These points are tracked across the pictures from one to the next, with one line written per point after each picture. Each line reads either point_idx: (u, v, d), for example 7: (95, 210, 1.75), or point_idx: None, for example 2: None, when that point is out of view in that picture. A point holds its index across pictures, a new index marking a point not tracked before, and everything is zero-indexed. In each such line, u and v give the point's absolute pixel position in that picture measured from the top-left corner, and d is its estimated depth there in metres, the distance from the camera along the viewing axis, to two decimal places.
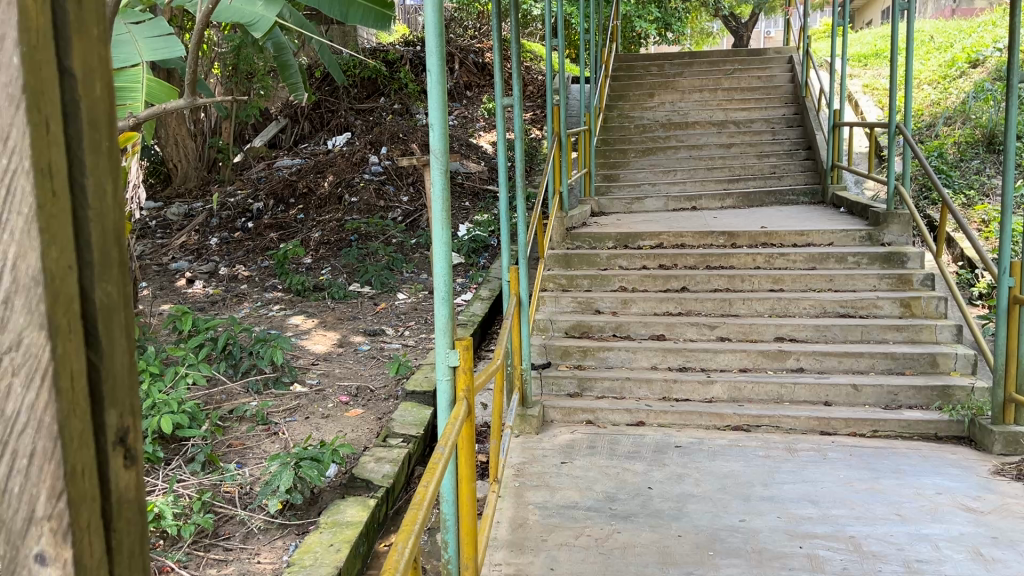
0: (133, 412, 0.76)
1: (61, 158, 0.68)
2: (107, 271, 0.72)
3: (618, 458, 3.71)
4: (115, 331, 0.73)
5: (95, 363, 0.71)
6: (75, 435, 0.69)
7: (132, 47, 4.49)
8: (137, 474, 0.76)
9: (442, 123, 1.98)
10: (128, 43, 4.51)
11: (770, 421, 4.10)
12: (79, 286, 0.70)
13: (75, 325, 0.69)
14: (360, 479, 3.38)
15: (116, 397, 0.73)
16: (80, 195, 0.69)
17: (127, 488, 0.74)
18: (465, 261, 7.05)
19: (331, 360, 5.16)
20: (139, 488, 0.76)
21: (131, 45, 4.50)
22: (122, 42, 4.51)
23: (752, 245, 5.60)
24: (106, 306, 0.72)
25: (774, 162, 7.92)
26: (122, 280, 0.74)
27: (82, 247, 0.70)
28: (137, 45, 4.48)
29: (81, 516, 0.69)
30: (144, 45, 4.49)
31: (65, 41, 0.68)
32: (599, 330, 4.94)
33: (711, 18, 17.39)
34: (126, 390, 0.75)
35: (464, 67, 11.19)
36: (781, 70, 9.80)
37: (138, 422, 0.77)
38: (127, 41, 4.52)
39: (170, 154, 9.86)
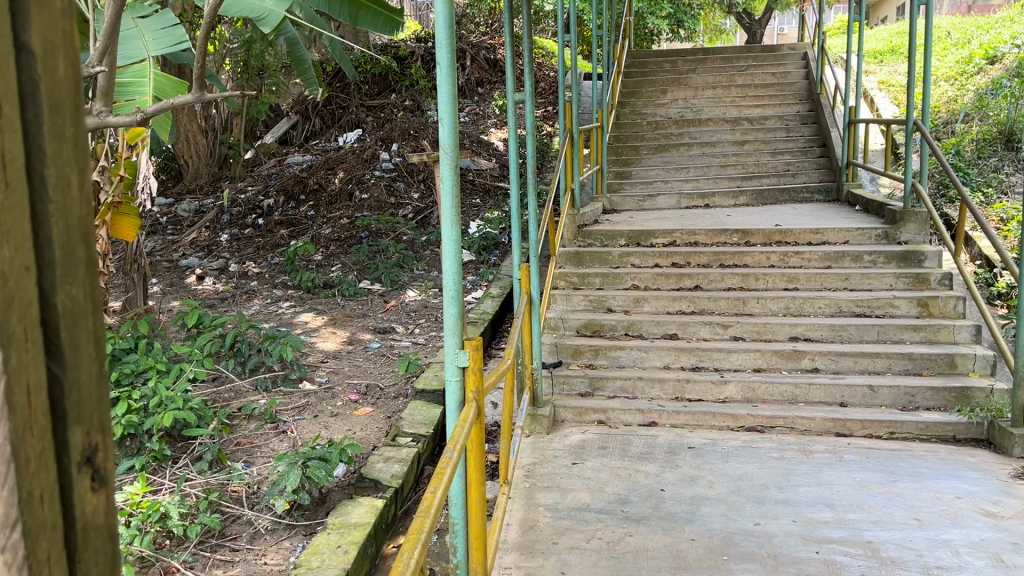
0: (99, 429, 0.72)
1: (17, 145, 0.63)
2: (71, 273, 0.68)
3: (629, 459, 3.66)
4: (80, 339, 0.69)
5: (57, 374, 0.67)
6: (32, 455, 0.64)
7: (140, 42, 4.51)
8: (103, 495, 0.72)
9: (451, 117, 1.93)
10: (135, 39, 4.53)
11: (784, 422, 4.03)
12: (39, 288, 0.65)
13: (31, 333, 0.64)
14: (368, 479, 3.34)
15: (81, 413, 0.69)
16: (40, 186, 0.65)
17: (94, 513, 0.70)
18: (476, 259, 7.01)
19: (340, 358, 5.13)
20: (105, 508, 0.73)
21: (138, 41, 4.52)
22: (129, 38, 4.53)
23: (766, 243, 5.52)
24: (70, 311, 0.67)
25: (788, 160, 7.83)
26: (87, 282, 0.70)
27: (42, 247, 0.65)
28: (144, 41, 4.51)
29: (40, 548, 0.64)
30: (151, 41, 4.50)
31: (23, 17, 0.63)
32: (611, 329, 4.88)
33: (725, 15, 17.30)
34: (91, 406, 0.71)
35: (476, 64, 11.15)
36: (795, 66, 9.71)
37: (105, 439, 0.73)
38: (135, 36, 4.54)
39: (181, 150, 9.87)
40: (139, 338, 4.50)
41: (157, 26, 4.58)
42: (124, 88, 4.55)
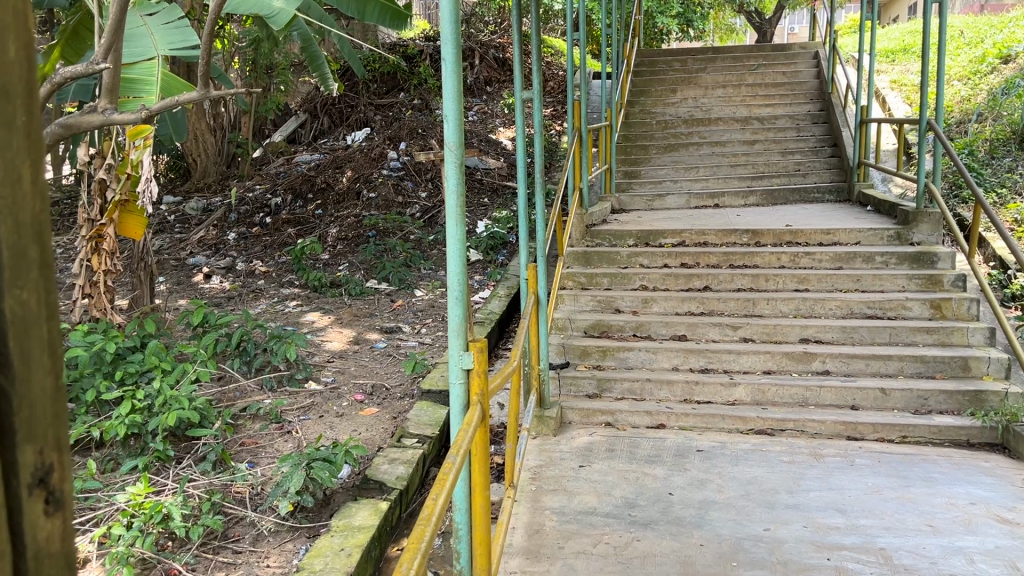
0: (59, 445, 0.62)
1: None
2: (18, 264, 0.57)
3: (637, 462, 3.62)
4: (30, 344, 0.58)
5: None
6: None
7: (148, 40, 4.50)
8: (62, 522, 0.61)
9: (457, 114, 1.89)
10: (144, 37, 4.52)
11: (794, 425, 3.98)
12: None
13: None
14: (373, 481, 3.31)
15: (34, 430, 0.59)
16: None
17: (47, 543, 0.60)
18: (483, 258, 6.97)
19: (346, 358, 5.10)
20: (65, 538, 0.62)
21: (147, 39, 4.51)
22: (139, 36, 4.52)
23: (776, 244, 5.47)
24: (18, 313, 0.57)
25: (798, 160, 7.77)
26: (43, 288, 0.59)
27: None
28: (153, 39, 4.50)
29: None
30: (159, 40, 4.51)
31: None
32: (619, 330, 4.83)
33: (735, 14, 17.23)
34: (49, 420, 0.60)
35: (484, 63, 11.12)
36: (806, 65, 9.64)
37: (66, 457, 0.62)
38: (144, 34, 4.53)
39: (190, 148, 9.87)
40: (145, 336, 4.48)
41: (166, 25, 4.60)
42: (131, 85, 4.47)
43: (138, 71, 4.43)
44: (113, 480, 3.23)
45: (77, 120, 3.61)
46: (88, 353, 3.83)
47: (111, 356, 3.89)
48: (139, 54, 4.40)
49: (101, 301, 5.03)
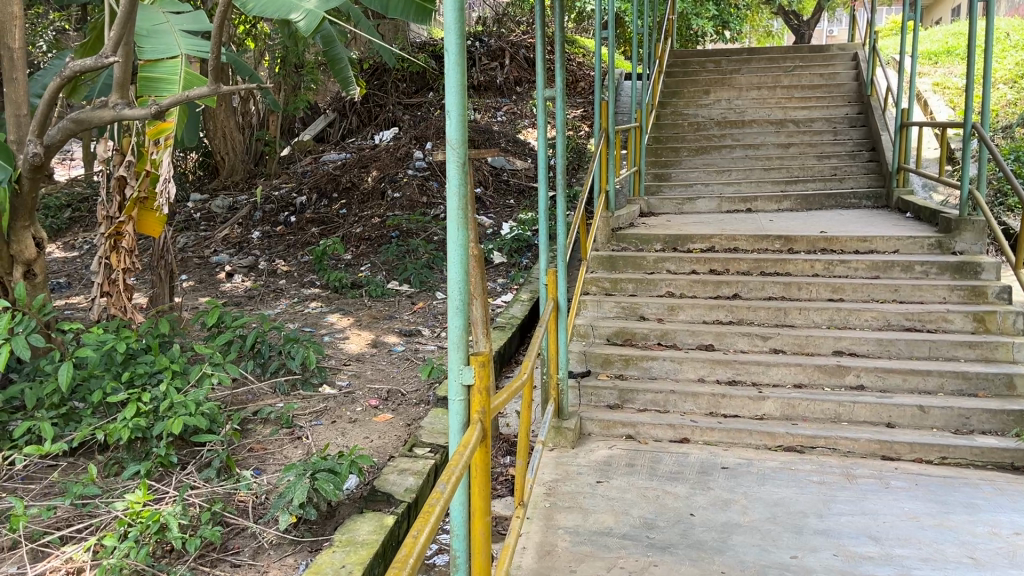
0: None
1: None
2: None
3: (658, 479, 3.44)
4: None
5: None
6: None
7: (171, 39, 4.30)
8: None
9: (459, 108, 1.75)
10: (166, 35, 4.31)
11: (826, 443, 3.78)
12: None
13: None
14: (381, 492, 3.18)
15: None
16: None
17: None
18: (507, 261, 6.83)
19: (363, 361, 4.99)
20: None
21: (169, 38, 4.32)
22: (160, 33, 4.31)
23: (810, 251, 5.26)
24: None
25: (835, 164, 7.52)
26: None
27: None
28: (176, 38, 4.31)
29: None
30: (183, 40, 4.32)
31: None
32: (643, 338, 4.66)
33: (771, 16, 16.97)
34: None
35: (514, 63, 10.99)
36: (845, 67, 9.36)
37: None
38: (166, 31, 4.33)
39: (218, 146, 9.86)
40: (158, 336, 4.41)
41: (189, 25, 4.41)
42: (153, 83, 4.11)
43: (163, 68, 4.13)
44: (114, 486, 3.14)
45: (89, 115, 3.60)
46: (97, 353, 3.74)
47: (121, 356, 3.80)
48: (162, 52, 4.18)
49: (120, 300, 4.92)
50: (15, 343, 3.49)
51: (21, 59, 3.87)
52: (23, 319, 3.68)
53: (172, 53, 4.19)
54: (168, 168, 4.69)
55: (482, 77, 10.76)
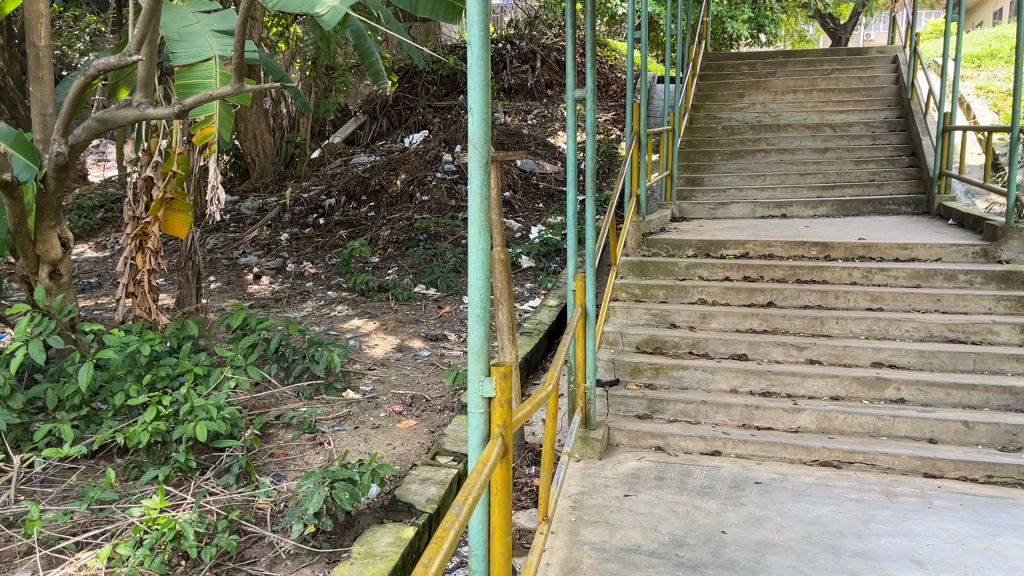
0: None
1: None
2: None
3: (688, 494, 3.32)
4: None
5: None
6: None
7: (203, 40, 4.12)
8: None
9: (482, 105, 1.66)
10: (197, 36, 4.14)
11: (864, 459, 3.63)
12: None
13: None
14: (402, 502, 3.10)
15: None
16: None
17: None
18: (535, 265, 6.73)
19: (388, 366, 4.92)
20: None
21: (202, 39, 4.14)
22: (192, 36, 4.14)
23: (847, 258, 5.10)
24: None
25: (873, 169, 7.32)
26: None
27: None
28: (208, 39, 4.13)
29: None
30: (215, 40, 4.14)
31: None
32: (674, 346, 4.54)
33: (807, 19, 16.77)
34: None
35: (546, 66, 10.90)
36: (884, 70, 9.15)
37: None
38: (197, 32, 4.16)
39: (249, 148, 9.89)
40: (182, 338, 4.37)
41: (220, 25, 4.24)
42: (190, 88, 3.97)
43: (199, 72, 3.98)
44: (132, 491, 3.09)
45: (114, 114, 3.58)
46: (120, 354, 3.70)
47: (144, 358, 3.76)
48: (195, 55, 4.01)
49: (145, 300, 4.90)
50: (32, 347, 3.47)
51: (47, 58, 3.85)
52: (43, 320, 3.68)
53: (206, 56, 4.02)
54: (215, 173, 4.59)
55: (513, 79, 10.69)
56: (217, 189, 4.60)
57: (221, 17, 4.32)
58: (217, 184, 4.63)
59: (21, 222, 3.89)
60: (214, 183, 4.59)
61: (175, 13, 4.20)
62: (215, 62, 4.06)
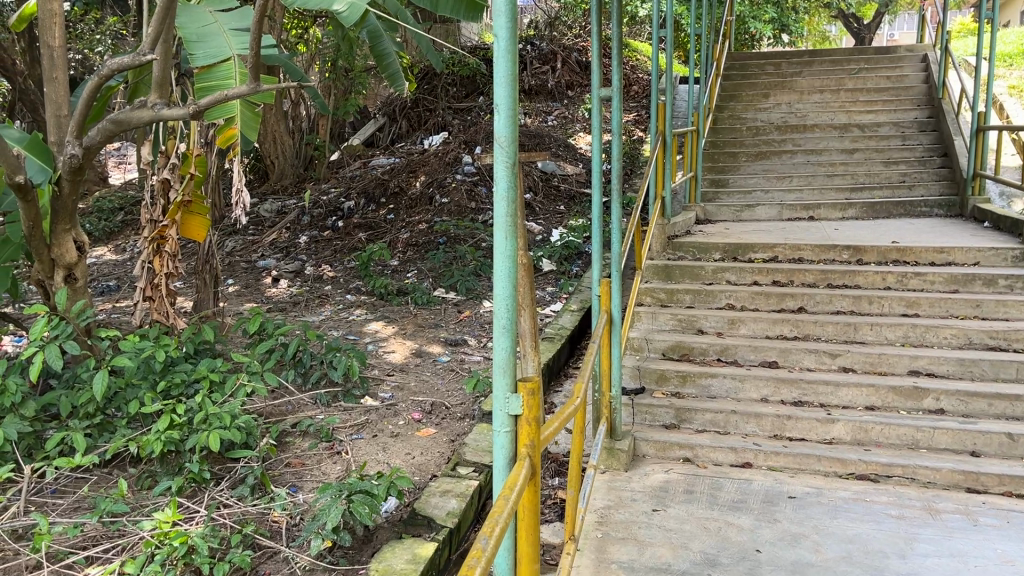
0: None
1: None
2: None
3: (719, 509, 3.19)
4: None
5: None
6: None
7: (221, 39, 3.98)
8: None
9: (510, 102, 1.55)
10: (216, 35, 4.00)
11: (903, 472, 3.47)
12: None
13: None
14: (421, 516, 2.99)
15: None
16: None
17: None
18: (556, 268, 6.61)
19: (407, 372, 4.81)
20: None
21: (220, 38, 3.99)
22: (210, 35, 3.99)
23: (880, 262, 4.94)
24: None
25: (904, 170, 7.13)
26: None
27: None
28: (227, 38, 3.99)
29: None
30: (234, 39, 3.99)
31: None
32: (702, 353, 4.39)
33: (830, 19, 16.55)
34: None
35: (566, 67, 10.77)
36: (914, 69, 8.94)
37: None
38: (215, 32, 4.01)
39: (268, 150, 9.84)
40: (198, 343, 4.28)
41: (237, 22, 4.09)
42: (208, 88, 3.84)
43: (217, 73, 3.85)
44: (145, 502, 3.00)
45: (129, 115, 3.50)
46: (134, 361, 3.61)
47: (159, 365, 3.67)
48: (214, 55, 3.86)
49: (162, 304, 4.83)
50: (45, 353, 3.38)
51: (62, 59, 3.78)
52: (58, 324, 3.60)
53: (225, 55, 3.88)
54: (239, 176, 4.50)
55: (534, 80, 10.59)
56: (240, 192, 4.50)
57: (240, 16, 4.18)
58: (241, 187, 4.53)
59: (36, 225, 3.81)
60: (238, 186, 4.49)
61: (192, 13, 4.07)
62: (234, 61, 3.92)
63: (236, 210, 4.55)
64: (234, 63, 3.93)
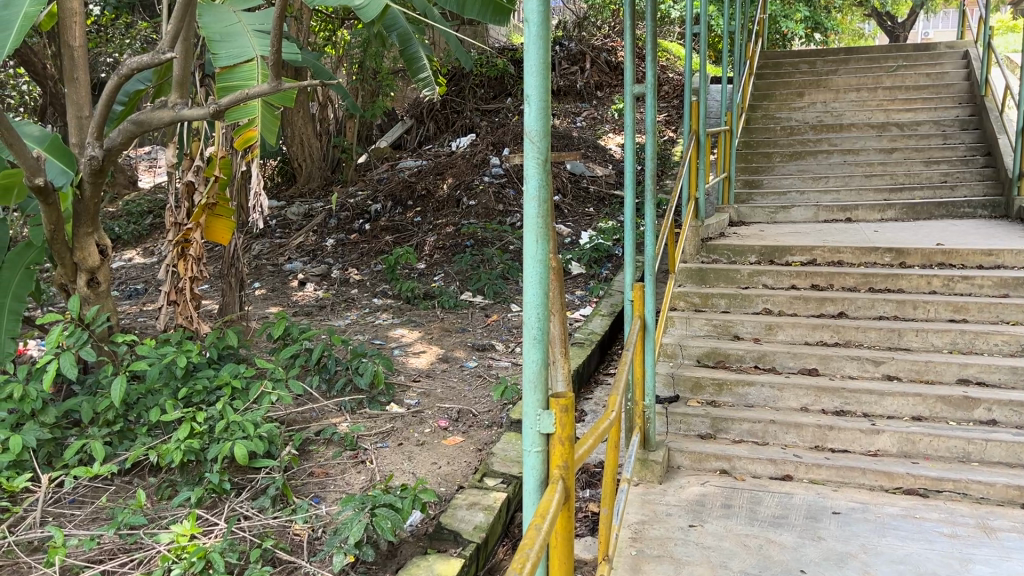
0: None
1: None
2: None
3: (760, 525, 3.03)
4: None
5: None
6: None
7: (246, 40, 3.88)
8: None
9: (541, 94, 1.43)
10: (240, 35, 3.90)
11: (954, 487, 3.29)
12: None
13: None
14: (447, 531, 2.87)
15: None
16: None
17: None
18: (586, 271, 6.48)
19: (433, 378, 4.71)
20: None
21: (244, 38, 3.89)
22: (235, 35, 3.90)
23: (925, 265, 4.74)
24: None
25: (945, 170, 6.89)
26: None
27: None
28: (251, 39, 3.89)
29: None
30: (258, 40, 3.89)
31: None
32: (738, 360, 4.24)
33: (863, 18, 16.25)
34: None
35: (595, 67, 10.62)
36: (954, 66, 8.67)
37: None
38: (240, 32, 3.91)
39: (295, 153, 9.80)
40: (221, 349, 4.21)
41: (262, 23, 3.99)
42: (229, 90, 3.78)
43: (238, 75, 3.78)
44: (163, 514, 2.92)
45: (150, 116, 3.43)
46: (156, 367, 3.54)
47: (181, 371, 3.59)
48: (237, 55, 3.77)
49: (186, 308, 4.76)
50: (63, 360, 3.33)
51: (82, 59, 3.73)
52: (78, 330, 3.53)
53: (248, 56, 3.79)
54: (258, 179, 4.43)
55: (562, 81, 10.48)
56: (260, 194, 4.42)
57: (266, 17, 4.09)
58: (259, 190, 4.46)
59: (58, 228, 3.77)
60: (258, 188, 4.41)
61: (218, 12, 3.97)
62: (257, 62, 3.83)
63: (257, 214, 4.47)
64: (257, 64, 3.83)
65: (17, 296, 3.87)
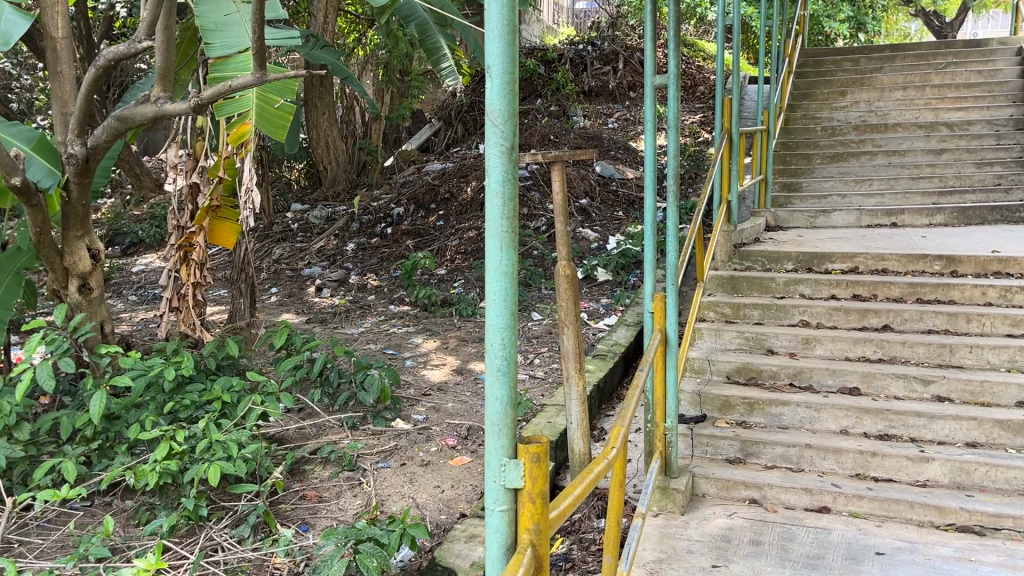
0: None
1: None
2: None
3: (792, 566, 2.71)
4: None
5: None
6: None
7: (243, 30, 3.67)
8: None
9: (506, 65, 1.17)
10: (237, 25, 3.69)
11: (1015, 525, 2.91)
12: None
13: None
14: (440, 566, 2.59)
15: None
16: None
17: None
18: (612, 278, 6.16)
19: (445, 391, 4.43)
20: None
21: (240, 29, 3.68)
22: (231, 24, 3.69)
23: (979, 274, 4.36)
24: None
25: (999, 172, 6.45)
26: None
27: None
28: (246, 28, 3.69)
29: None
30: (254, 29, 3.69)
31: None
32: (771, 377, 3.89)
33: (910, 16, 15.72)
34: None
35: (628, 67, 10.30)
36: (1008, 62, 8.18)
37: None
38: (238, 21, 3.70)
39: (320, 156, 9.53)
40: (219, 360, 3.98)
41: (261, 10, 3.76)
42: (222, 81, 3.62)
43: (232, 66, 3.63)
44: (132, 544, 2.69)
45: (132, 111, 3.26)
46: (141, 380, 3.32)
47: (168, 384, 3.35)
48: (232, 46, 3.58)
49: (188, 315, 4.55)
50: (38, 371, 3.12)
51: (66, 51, 3.67)
52: (58, 340, 3.33)
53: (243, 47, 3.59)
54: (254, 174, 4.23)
55: (594, 82, 10.16)
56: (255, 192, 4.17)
57: None
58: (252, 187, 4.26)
59: (44, 231, 3.57)
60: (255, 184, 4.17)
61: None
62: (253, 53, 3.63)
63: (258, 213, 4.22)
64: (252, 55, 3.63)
65: (5, 302, 3.66)
